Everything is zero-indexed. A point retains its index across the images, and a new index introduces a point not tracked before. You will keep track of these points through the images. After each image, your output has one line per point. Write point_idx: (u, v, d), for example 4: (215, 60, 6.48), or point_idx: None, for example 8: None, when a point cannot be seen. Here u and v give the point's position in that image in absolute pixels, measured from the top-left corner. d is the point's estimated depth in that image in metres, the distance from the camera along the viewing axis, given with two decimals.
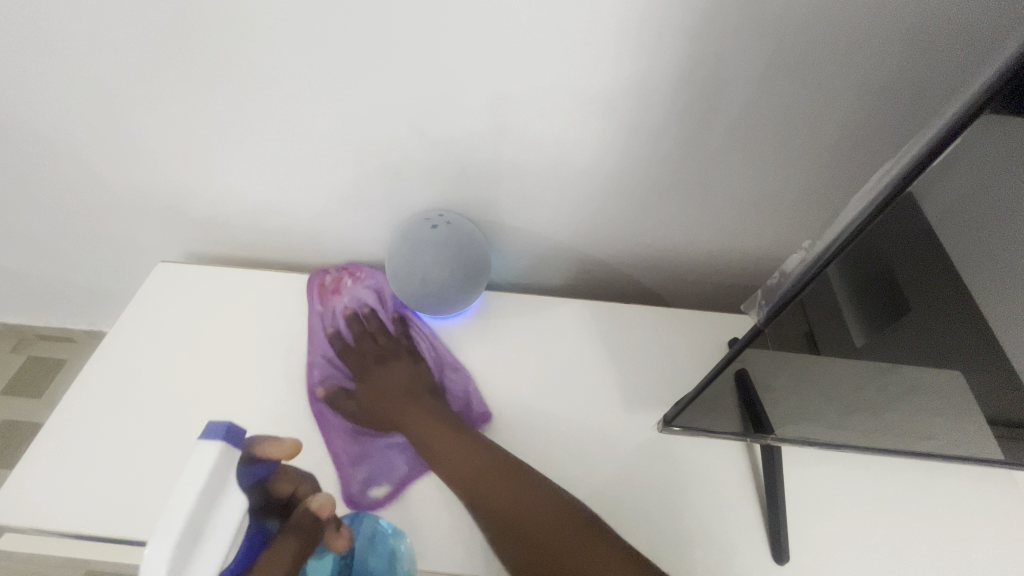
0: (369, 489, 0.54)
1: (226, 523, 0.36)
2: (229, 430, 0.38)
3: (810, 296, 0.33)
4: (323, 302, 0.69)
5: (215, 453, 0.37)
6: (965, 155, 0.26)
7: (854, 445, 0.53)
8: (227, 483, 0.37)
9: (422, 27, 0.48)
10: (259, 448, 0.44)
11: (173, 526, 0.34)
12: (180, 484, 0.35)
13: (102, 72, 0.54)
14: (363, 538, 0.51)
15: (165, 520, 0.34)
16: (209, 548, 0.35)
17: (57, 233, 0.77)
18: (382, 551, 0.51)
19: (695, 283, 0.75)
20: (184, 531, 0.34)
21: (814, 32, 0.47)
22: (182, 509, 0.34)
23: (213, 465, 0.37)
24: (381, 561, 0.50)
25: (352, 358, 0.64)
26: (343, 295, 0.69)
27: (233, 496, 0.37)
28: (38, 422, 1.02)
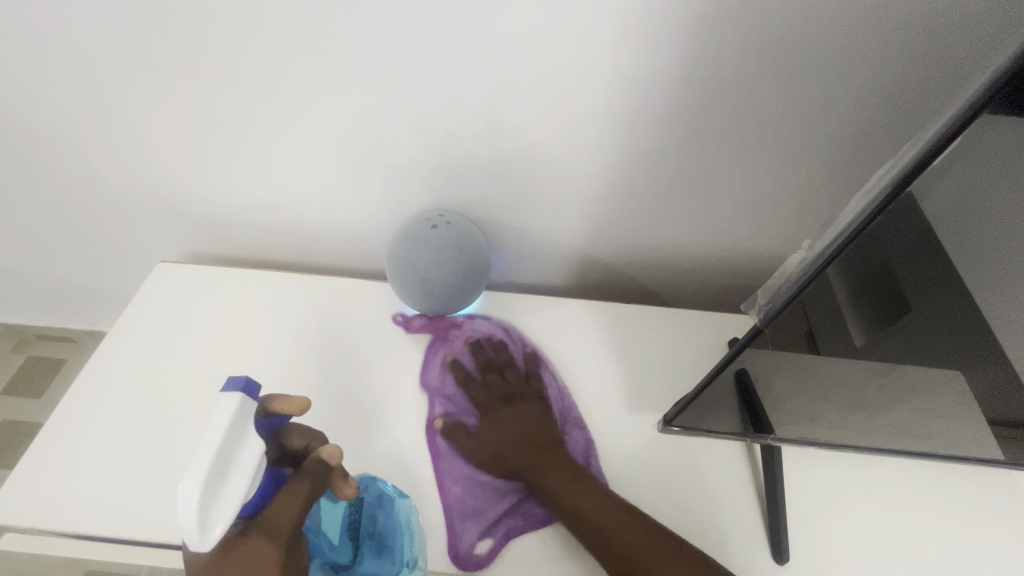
0: (477, 546, 0.51)
1: (247, 463, 0.37)
2: (248, 385, 0.38)
3: (810, 296, 0.33)
4: (451, 338, 0.66)
5: (234, 403, 0.36)
6: (964, 155, 0.26)
7: (854, 445, 0.53)
8: (247, 430, 0.37)
9: (422, 27, 0.48)
10: (275, 403, 0.41)
11: (202, 465, 0.33)
12: (208, 428, 0.35)
13: (102, 72, 0.54)
14: (373, 495, 0.52)
15: (195, 460, 0.34)
16: (233, 485, 0.36)
17: (57, 233, 0.77)
18: (389, 508, 0.51)
19: (695, 284, 0.75)
20: (213, 471, 0.34)
21: (814, 32, 0.47)
22: (208, 451, 0.34)
23: (233, 412, 0.36)
24: (391, 517, 0.51)
25: (473, 390, 0.61)
26: (467, 329, 0.67)
27: (253, 440, 0.37)
28: (38, 422, 1.02)
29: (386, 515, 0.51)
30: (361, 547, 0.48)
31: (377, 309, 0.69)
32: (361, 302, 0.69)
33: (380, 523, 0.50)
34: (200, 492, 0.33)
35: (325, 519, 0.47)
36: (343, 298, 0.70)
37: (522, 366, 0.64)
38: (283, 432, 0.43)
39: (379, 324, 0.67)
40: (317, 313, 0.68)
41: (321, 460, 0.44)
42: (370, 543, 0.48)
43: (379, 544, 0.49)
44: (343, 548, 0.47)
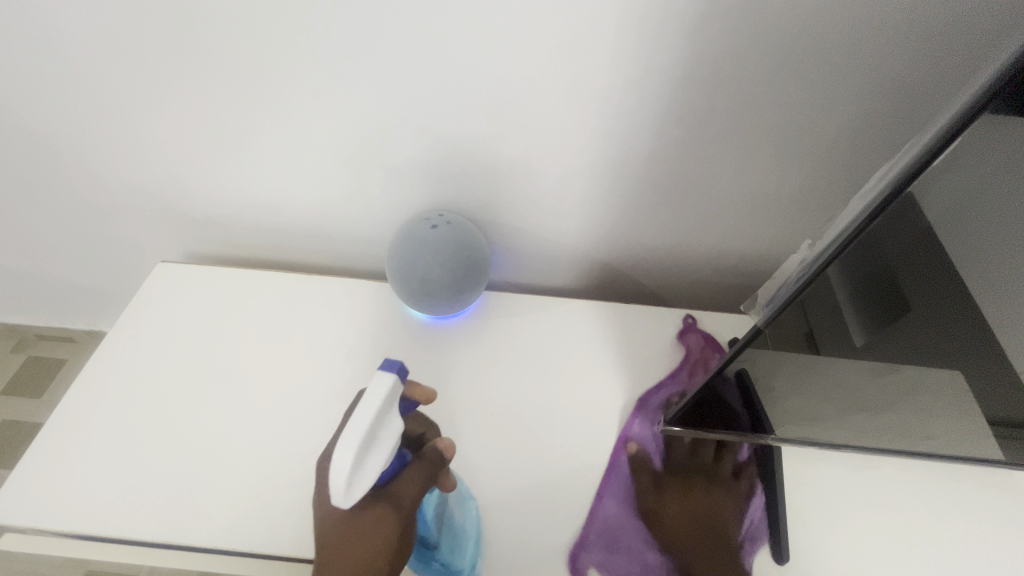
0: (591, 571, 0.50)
1: (387, 438, 0.41)
2: (400, 369, 0.43)
3: (810, 296, 0.33)
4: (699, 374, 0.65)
5: (387, 385, 0.41)
6: (965, 153, 0.26)
7: (854, 445, 0.53)
8: (389, 412, 0.42)
9: (422, 27, 0.48)
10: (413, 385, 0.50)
11: (359, 436, 0.38)
12: (364, 404, 0.39)
13: (106, 75, 0.55)
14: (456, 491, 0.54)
15: (352, 430, 0.38)
16: (373, 460, 0.40)
17: (57, 233, 0.77)
18: (464, 509, 0.53)
19: (696, 283, 0.75)
20: (365, 443, 0.38)
21: (815, 32, 0.47)
22: (365, 426, 0.38)
23: (385, 395, 0.40)
24: (468, 515, 0.53)
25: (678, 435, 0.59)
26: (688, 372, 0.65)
27: (393, 424, 0.42)
28: (40, 422, 1.02)
29: (462, 515, 0.53)
30: (441, 538, 0.51)
31: (378, 309, 0.69)
32: (361, 302, 0.69)
33: (460, 518, 0.52)
34: (354, 463, 0.38)
35: (422, 504, 0.52)
36: (344, 297, 0.70)
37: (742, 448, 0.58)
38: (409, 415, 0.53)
39: (378, 323, 0.67)
40: (318, 312, 0.68)
41: (436, 448, 0.53)
42: (446, 537, 0.51)
43: (456, 541, 0.51)
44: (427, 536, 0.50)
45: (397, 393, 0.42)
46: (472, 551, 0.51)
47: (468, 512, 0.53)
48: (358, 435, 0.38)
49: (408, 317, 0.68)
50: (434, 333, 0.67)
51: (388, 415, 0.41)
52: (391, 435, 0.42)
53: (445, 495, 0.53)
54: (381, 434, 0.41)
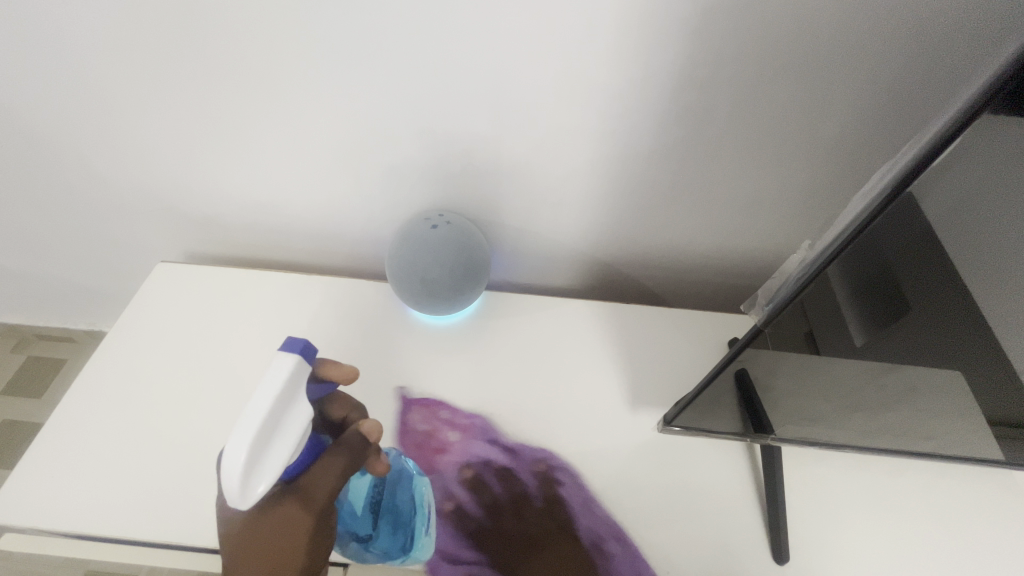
0: None
1: (293, 424, 0.41)
2: (305, 347, 0.43)
3: (810, 296, 0.33)
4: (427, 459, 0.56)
5: (290, 364, 0.41)
6: (965, 154, 0.26)
7: (854, 445, 0.53)
8: (297, 392, 0.42)
9: (422, 27, 0.48)
10: (325, 370, 0.46)
11: (253, 423, 0.38)
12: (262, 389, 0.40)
13: (105, 74, 0.55)
14: (397, 471, 0.55)
15: (248, 415, 0.38)
16: (276, 449, 0.40)
17: (58, 233, 0.77)
18: (407, 486, 0.54)
19: (696, 283, 0.75)
20: (256, 430, 0.38)
21: (815, 33, 0.47)
22: (259, 413, 0.39)
23: (288, 374, 0.41)
24: (409, 494, 0.53)
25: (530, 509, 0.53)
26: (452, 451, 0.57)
27: (302, 406, 0.42)
28: (39, 422, 1.01)
29: (405, 494, 0.53)
30: (380, 521, 0.52)
31: (378, 309, 0.69)
32: (361, 302, 0.69)
33: (400, 499, 0.53)
34: (244, 455, 0.37)
35: (355, 486, 0.53)
36: (344, 297, 0.70)
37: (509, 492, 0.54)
38: (325, 401, 0.50)
39: (379, 323, 0.67)
40: (317, 312, 0.68)
41: (357, 433, 0.48)
42: (386, 519, 0.52)
43: (396, 522, 0.52)
44: (365, 520, 0.52)
45: (303, 377, 0.42)
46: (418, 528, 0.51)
47: (412, 491, 0.54)
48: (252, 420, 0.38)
49: (407, 317, 0.68)
50: (434, 333, 0.67)
51: (289, 403, 0.41)
52: (300, 417, 0.42)
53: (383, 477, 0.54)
54: (286, 419, 0.41)
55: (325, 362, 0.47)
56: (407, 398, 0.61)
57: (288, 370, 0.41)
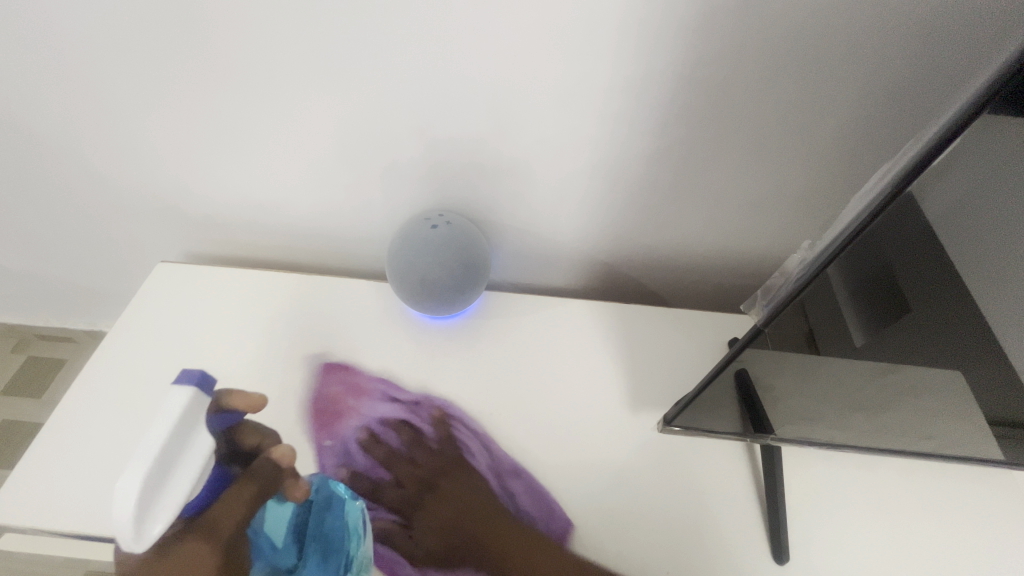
0: None
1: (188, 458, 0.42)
2: (202, 377, 0.44)
3: (810, 296, 0.33)
4: (329, 428, 0.58)
5: (185, 397, 0.43)
6: (967, 153, 0.26)
7: (855, 445, 0.53)
8: (197, 424, 0.43)
9: (421, 27, 0.48)
10: (231, 396, 0.52)
11: (145, 459, 0.39)
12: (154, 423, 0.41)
13: (104, 74, 0.54)
14: (324, 495, 0.52)
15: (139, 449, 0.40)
16: (175, 485, 0.41)
17: (58, 233, 0.77)
18: (337, 511, 0.52)
19: (695, 284, 0.75)
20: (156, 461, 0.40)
21: (815, 33, 0.47)
22: (149, 453, 0.39)
23: (182, 405, 0.42)
24: (341, 521, 0.51)
25: (398, 467, 0.56)
26: (354, 414, 0.59)
27: (203, 436, 0.44)
28: (39, 422, 1.02)
29: (334, 518, 0.51)
30: (306, 548, 0.49)
31: (379, 309, 0.69)
32: (361, 303, 0.69)
33: (328, 523, 0.50)
34: (135, 492, 0.39)
35: (268, 515, 0.49)
36: (344, 297, 0.70)
37: (397, 443, 0.58)
38: (233, 432, 0.51)
39: (379, 323, 0.68)
40: (317, 312, 0.68)
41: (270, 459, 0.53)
42: (315, 547, 0.49)
43: (324, 547, 0.49)
44: (290, 549, 0.48)
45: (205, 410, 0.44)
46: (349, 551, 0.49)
47: (341, 514, 0.51)
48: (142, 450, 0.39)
49: (407, 317, 0.68)
50: (434, 333, 0.67)
51: (194, 434, 0.43)
52: (201, 448, 0.43)
53: (307, 504, 0.51)
54: (183, 454, 0.42)
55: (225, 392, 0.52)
56: (330, 363, 0.63)
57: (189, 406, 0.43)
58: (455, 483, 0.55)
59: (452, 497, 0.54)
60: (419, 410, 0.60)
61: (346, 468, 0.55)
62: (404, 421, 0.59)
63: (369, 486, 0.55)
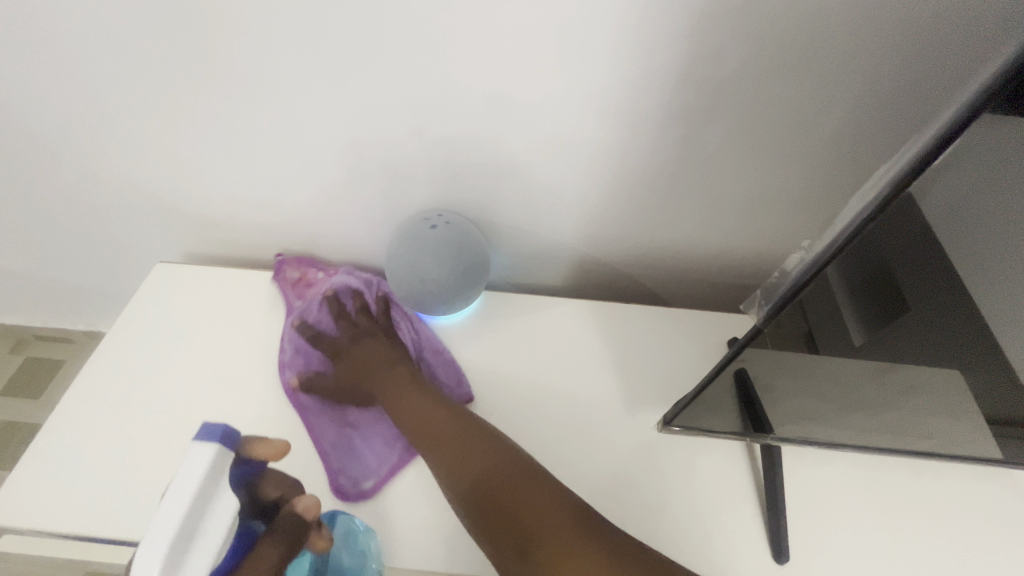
0: (367, 481, 0.55)
1: (216, 528, 0.33)
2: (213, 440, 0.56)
3: (809, 296, 0.33)
4: (300, 292, 0.69)
5: None
6: (967, 153, 0.26)
7: (855, 445, 0.53)
8: None
9: (420, 26, 0.48)
10: (251, 447, 0.37)
11: None
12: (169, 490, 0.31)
13: (102, 74, 0.54)
14: (338, 532, 0.48)
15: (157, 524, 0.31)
16: None
17: (56, 233, 0.76)
18: (356, 549, 0.47)
19: (694, 283, 0.75)
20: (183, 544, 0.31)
21: (815, 33, 0.47)
22: None
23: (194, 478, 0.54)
24: (355, 557, 0.47)
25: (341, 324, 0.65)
26: (320, 284, 0.69)
27: None
28: (38, 423, 1.01)
29: (350, 556, 0.47)
30: None
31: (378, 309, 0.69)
32: None
33: (345, 563, 0.46)
34: None
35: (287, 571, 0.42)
36: None
37: (352, 306, 0.67)
38: (258, 478, 0.39)
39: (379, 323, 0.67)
40: None
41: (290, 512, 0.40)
42: None
43: None
44: None
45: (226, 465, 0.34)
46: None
47: (358, 550, 0.48)
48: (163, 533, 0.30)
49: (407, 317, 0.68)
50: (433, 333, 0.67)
51: None
52: None
53: None
54: None
55: (249, 436, 0.38)
56: (283, 258, 0.71)
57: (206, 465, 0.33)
58: (373, 346, 0.63)
59: (360, 359, 0.62)
60: (375, 286, 0.69)
61: (303, 320, 0.66)
62: (359, 290, 0.69)
63: (314, 335, 0.65)
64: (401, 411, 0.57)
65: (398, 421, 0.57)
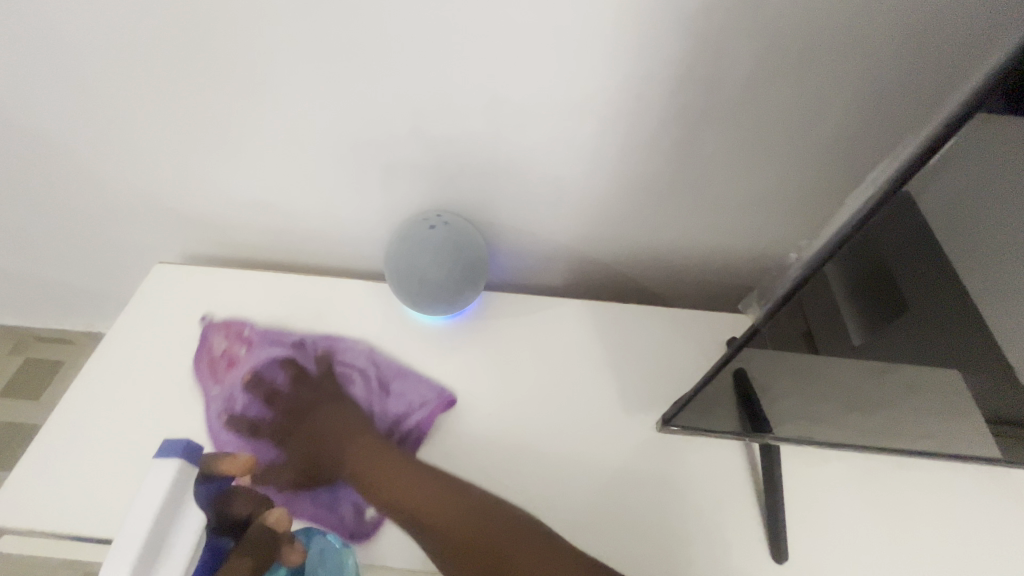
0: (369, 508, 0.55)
1: (185, 539, 0.36)
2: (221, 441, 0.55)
3: (807, 296, 0.33)
4: (218, 376, 0.62)
5: None
6: (963, 153, 0.26)
7: (855, 444, 0.52)
8: None
9: (418, 26, 0.48)
10: (217, 463, 0.41)
11: None
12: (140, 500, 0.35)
13: (101, 75, 0.54)
14: (314, 550, 0.47)
15: (123, 538, 0.33)
16: None
17: (55, 233, 0.76)
18: (333, 566, 0.47)
19: (694, 283, 0.75)
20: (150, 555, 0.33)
21: (813, 34, 0.47)
22: None
23: None
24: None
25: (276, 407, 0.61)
26: (242, 363, 0.63)
27: None
28: (38, 424, 1.01)
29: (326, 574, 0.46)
30: None
31: (377, 309, 0.69)
32: (360, 303, 0.69)
33: None
34: None
35: None
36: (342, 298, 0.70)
37: (282, 379, 0.63)
38: (228, 498, 0.42)
39: (378, 324, 0.68)
40: (315, 313, 0.68)
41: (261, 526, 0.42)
42: None
43: None
44: None
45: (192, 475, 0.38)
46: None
47: (335, 567, 0.47)
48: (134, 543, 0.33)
49: (407, 317, 0.68)
50: (433, 334, 0.67)
51: None
52: None
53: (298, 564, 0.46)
54: None
55: (210, 456, 0.41)
56: (208, 323, 0.67)
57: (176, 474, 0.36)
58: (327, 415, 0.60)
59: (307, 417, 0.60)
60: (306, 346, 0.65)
61: (230, 416, 0.59)
62: (291, 358, 0.64)
63: (249, 427, 0.59)
64: (388, 485, 0.55)
65: (389, 500, 0.55)
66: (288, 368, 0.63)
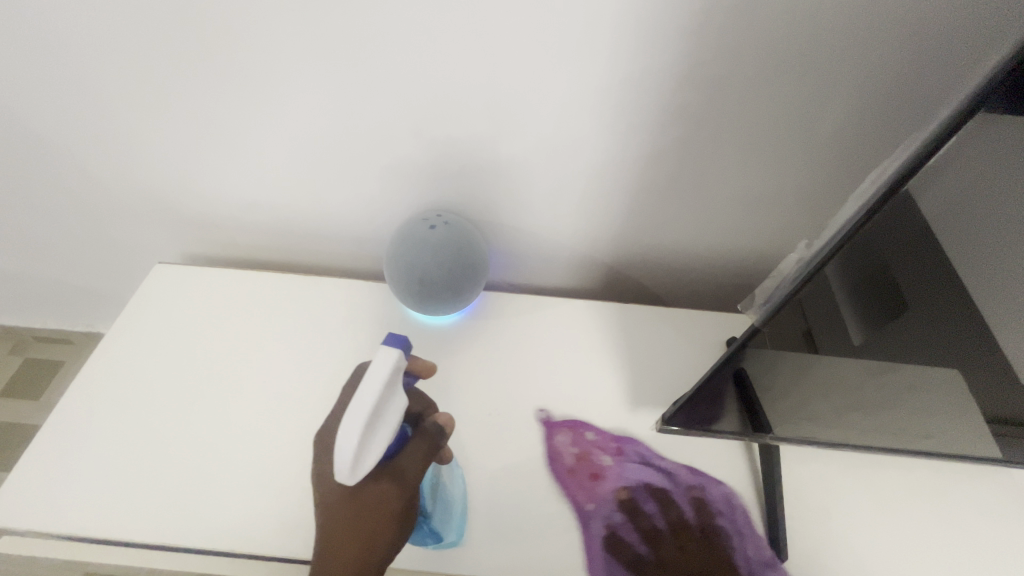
0: None
1: (389, 423, 0.43)
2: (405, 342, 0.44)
3: (807, 295, 0.33)
4: (588, 491, 0.55)
5: (392, 359, 0.43)
6: (961, 155, 0.26)
7: (855, 444, 0.53)
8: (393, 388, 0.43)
9: (416, 26, 0.48)
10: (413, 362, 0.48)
11: (362, 412, 0.40)
12: (368, 378, 0.41)
13: (101, 75, 0.54)
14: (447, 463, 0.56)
15: (356, 405, 0.40)
16: (376, 442, 0.42)
17: (55, 234, 0.76)
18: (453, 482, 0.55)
19: (694, 283, 0.75)
20: (377, 420, 0.42)
21: (814, 33, 0.47)
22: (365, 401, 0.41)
23: (391, 363, 0.42)
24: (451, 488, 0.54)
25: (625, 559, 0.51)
26: (607, 476, 0.56)
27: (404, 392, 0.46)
28: (38, 424, 1.01)
29: (450, 486, 0.54)
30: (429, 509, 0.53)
31: (377, 309, 0.69)
32: (360, 303, 0.69)
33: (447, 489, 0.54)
34: (355, 444, 0.40)
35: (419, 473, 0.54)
36: (343, 298, 0.70)
37: (665, 523, 0.52)
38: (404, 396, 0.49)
39: (378, 323, 0.68)
40: (316, 313, 0.68)
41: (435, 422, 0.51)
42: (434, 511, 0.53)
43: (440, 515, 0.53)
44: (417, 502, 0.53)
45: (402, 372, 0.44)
46: (448, 538, 0.51)
47: (456, 484, 0.55)
48: (361, 413, 0.40)
49: (406, 317, 0.68)
50: (432, 334, 0.67)
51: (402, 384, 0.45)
52: (394, 412, 0.44)
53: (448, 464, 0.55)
54: (390, 414, 0.43)
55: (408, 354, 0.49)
56: (549, 421, 0.60)
57: (394, 369, 0.42)
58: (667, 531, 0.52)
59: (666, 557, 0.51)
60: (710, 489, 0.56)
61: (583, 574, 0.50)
62: (669, 494, 0.55)
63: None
64: None
65: None
66: (693, 510, 0.54)
